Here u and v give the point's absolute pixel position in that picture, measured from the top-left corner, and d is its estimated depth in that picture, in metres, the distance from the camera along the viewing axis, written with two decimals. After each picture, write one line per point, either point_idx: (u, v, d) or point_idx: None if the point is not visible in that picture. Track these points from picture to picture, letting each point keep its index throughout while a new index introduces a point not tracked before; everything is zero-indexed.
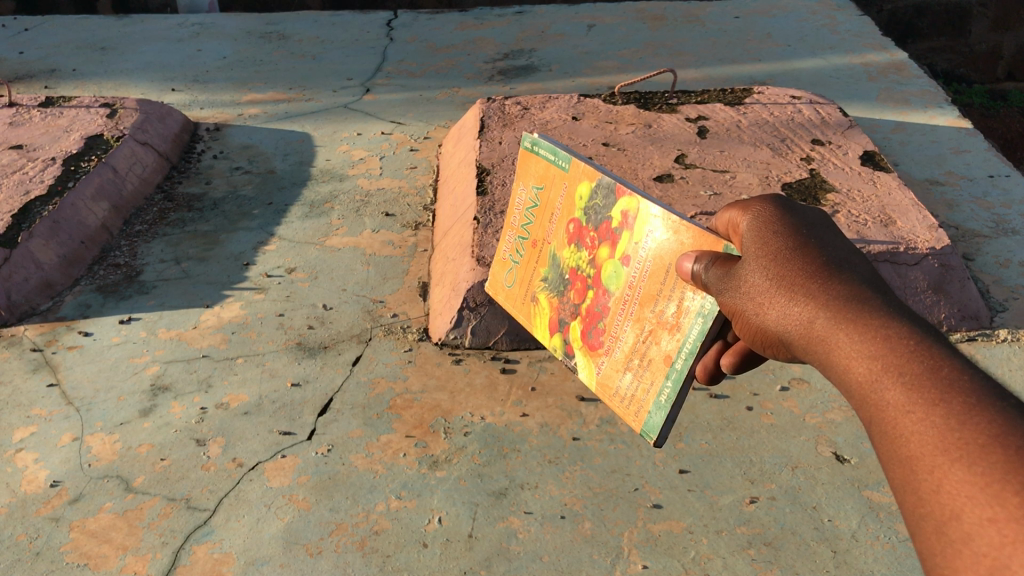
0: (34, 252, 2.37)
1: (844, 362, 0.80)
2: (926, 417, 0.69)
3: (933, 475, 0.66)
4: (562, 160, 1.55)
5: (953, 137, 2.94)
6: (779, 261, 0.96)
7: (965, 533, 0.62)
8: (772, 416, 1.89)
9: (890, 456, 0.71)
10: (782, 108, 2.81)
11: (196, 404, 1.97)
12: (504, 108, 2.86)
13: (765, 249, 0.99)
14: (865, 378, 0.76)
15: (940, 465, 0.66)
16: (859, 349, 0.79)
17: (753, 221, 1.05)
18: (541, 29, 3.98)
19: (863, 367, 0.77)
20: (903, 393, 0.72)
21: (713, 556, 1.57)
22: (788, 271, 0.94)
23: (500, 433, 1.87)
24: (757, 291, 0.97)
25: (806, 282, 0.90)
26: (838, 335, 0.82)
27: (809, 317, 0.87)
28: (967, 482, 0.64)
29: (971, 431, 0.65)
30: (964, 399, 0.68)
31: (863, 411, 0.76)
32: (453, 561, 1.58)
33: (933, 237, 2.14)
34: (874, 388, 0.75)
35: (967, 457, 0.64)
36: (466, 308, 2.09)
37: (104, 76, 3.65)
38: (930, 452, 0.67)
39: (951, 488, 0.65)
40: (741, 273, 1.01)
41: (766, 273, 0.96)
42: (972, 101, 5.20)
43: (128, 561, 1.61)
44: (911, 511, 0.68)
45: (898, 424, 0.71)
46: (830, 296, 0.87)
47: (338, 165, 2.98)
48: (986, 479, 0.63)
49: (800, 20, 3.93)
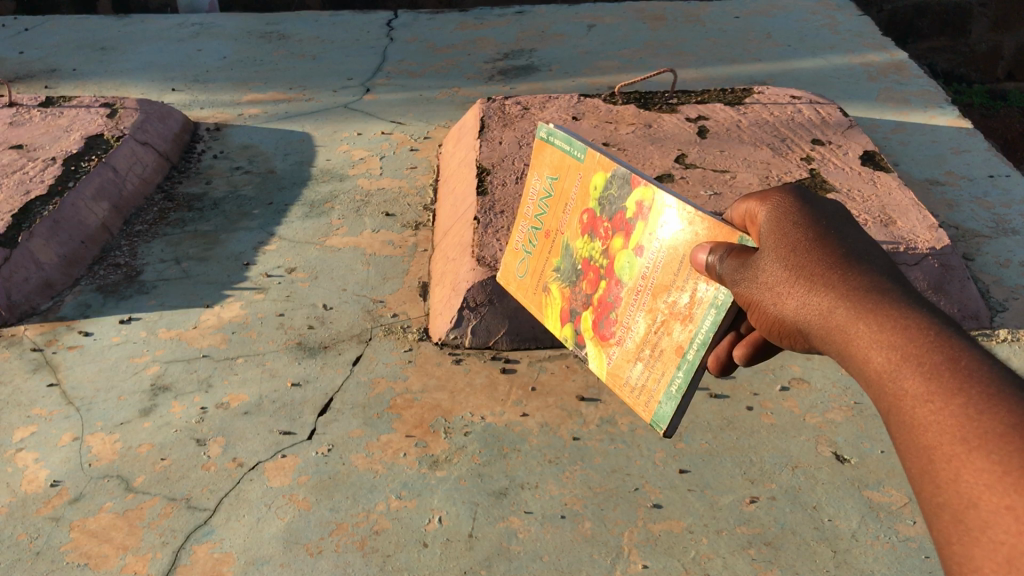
0: (34, 252, 2.37)
1: (863, 351, 0.80)
2: (944, 406, 0.69)
3: (950, 465, 0.67)
4: (577, 151, 1.55)
5: (952, 137, 2.94)
6: (799, 254, 0.95)
7: (983, 521, 0.63)
8: (772, 415, 1.89)
9: (907, 446, 0.71)
10: (782, 108, 2.81)
11: (197, 404, 1.97)
12: (505, 108, 2.86)
13: (783, 240, 0.99)
14: (884, 367, 0.76)
15: (958, 455, 0.66)
16: (879, 338, 0.79)
17: (771, 212, 1.05)
18: (542, 29, 3.98)
19: (883, 357, 0.77)
20: (921, 383, 0.72)
21: (713, 556, 1.57)
22: (805, 263, 0.94)
23: (501, 433, 1.87)
24: (775, 281, 0.97)
25: (825, 274, 0.90)
26: (858, 326, 0.82)
27: (829, 307, 0.87)
28: (985, 471, 0.64)
29: (990, 420, 0.65)
30: (983, 389, 0.68)
31: (880, 401, 0.76)
32: (453, 561, 1.58)
33: (933, 237, 2.14)
34: (893, 377, 0.75)
35: (985, 446, 0.65)
36: (466, 307, 2.08)
37: (105, 76, 3.65)
38: (948, 441, 0.68)
39: (968, 477, 0.65)
40: (757, 264, 1.01)
41: (785, 263, 0.96)
42: (973, 101, 5.22)
43: (128, 561, 1.61)
44: (928, 499, 0.68)
45: (917, 414, 0.71)
46: (850, 286, 0.86)
47: (337, 165, 2.98)
48: (1004, 469, 0.63)
49: (801, 20, 3.93)
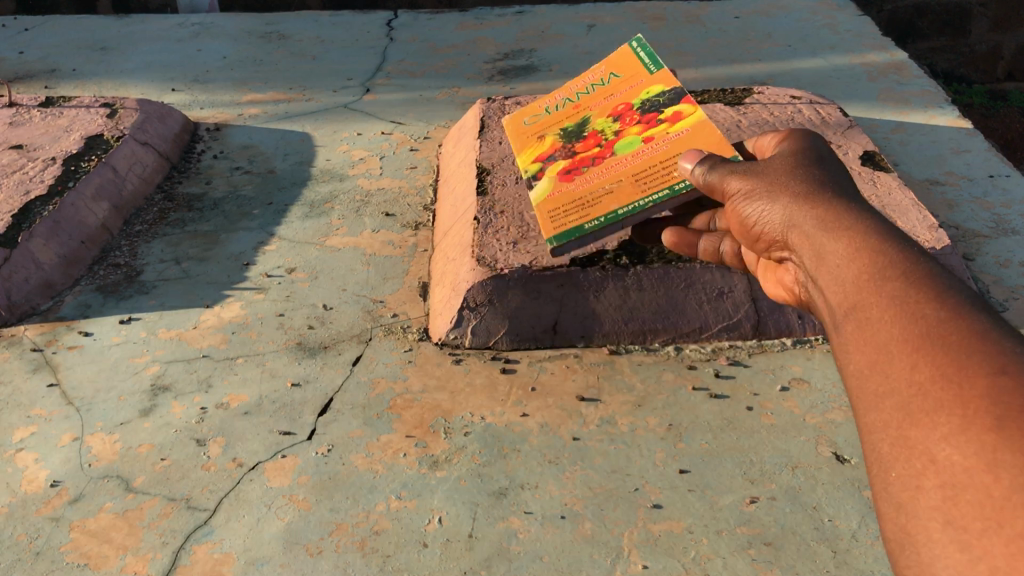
0: (34, 252, 2.37)
1: (897, 310, 0.93)
2: (958, 369, 0.83)
3: (948, 415, 0.81)
4: None
5: (953, 137, 2.94)
6: (851, 227, 1.09)
7: (965, 463, 0.77)
8: (772, 415, 1.89)
9: (911, 392, 0.85)
10: (782, 108, 2.81)
11: (197, 404, 1.97)
12: (504, 108, 2.86)
13: (837, 217, 1.13)
14: (912, 328, 0.90)
15: (957, 406, 0.80)
16: (911, 303, 0.92)
17: (831, 196, 1.19)
18: (542, 29, 3.98)
19: (912, 319, 0.91)
20: (941, 346, 0.86)
21: (713, 556, 1.57)
22: (857, 233, 1.07)
23: (501, 433, 1.87)
24: (824, 244, 1.10)
25: (871, 245, 1.04)
26: (890, 289, 0.96)
27: (868, 271, 1.00)
28: (978, 423, 0.78)
29: (993, 386, 0.79)
30: (995, 361, 0.82)
31: (898, 354, 0.90)
32: (453, 561, 1.58)
33: (933, 237, 2.14)
34: (918, 337, 0.89)
35: (984, 405, 0.78)
36: (466, 308, 2.08)
37: (104, 76, 3.65)
38: (952, 395, 0.81)
39: (961, 425, 0.79)
40: (811, 231, 1.15)
41: (837, 232, 1.10)
42: (972, 101, 5.23)
43: (129, 561, 1.61)
44: (918, 439, 0.82)
45: (932, 372, 0.85)
46: (893, 258, 1.00)
47: (337, 165, 2.98)
48: (992, 423, 0.77)
49: (801, 20, 3.93)
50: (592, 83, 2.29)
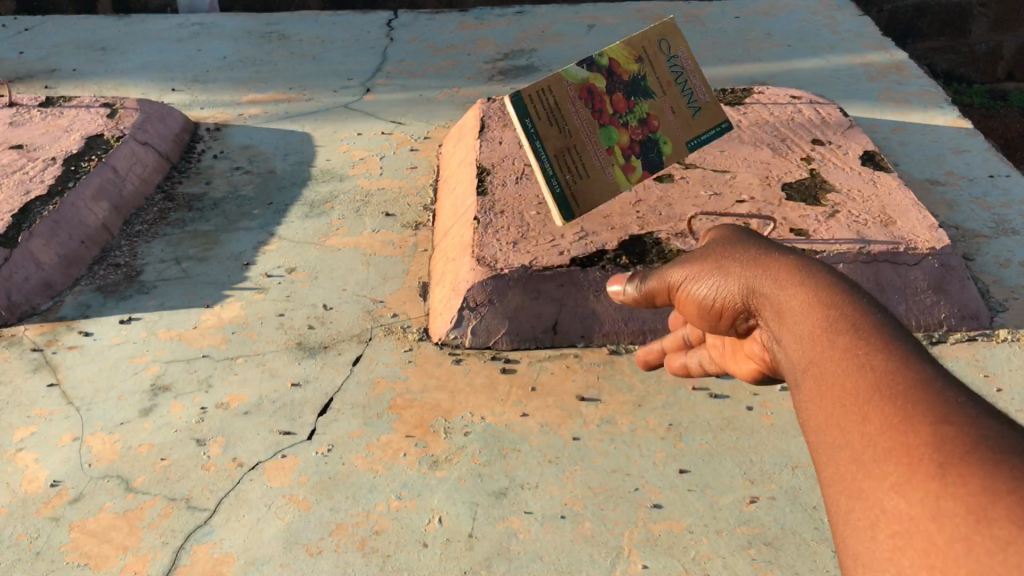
0: (34, 252, 2.37)
1: (839, 368, 0.82)
2: (917, 438, 0.71)
3: (919, 492, 0.69)
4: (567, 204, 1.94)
5: (953, 137, 2.94)
6: (780, 275, 0.97)
7: (946, 550, 0.64)
8: (772, 415, 1.89)
9: (873, 471, 0.73)
10: (782, 108, 2.81)
11: (197, 404, 1.97)
12: (504, 108, 2.86)
13: (764, 263, 1.00)
14: (861, 391, 0.78)
15: (925, 483, 0.68)
16: (855, 361, 0.81)
17: (751, 242, 1.07)
18: (542, 29, 3.98)
19: (859, 379, 0.79)
20: (893, 411, 0.75)
21: (713, 556, 1.58)
22: (785, 283, 0.95)
23: (501, 433, 1.87)
24: (761, 295, 0.98)
25: (803, 291, 0.92)
26: (831, 345, 0.84)
27: (807, 325, 0.88)
28: (954, 501, 0.66)
29: (961, 456, 0.68)
30: (954, 425, 0.70)
31: (850, 420, 0.78)
32: (453, 561, 1.58)
33: (933, 237, 2.14)
34: (870, 400, 0.77)
35: (953, 478, 0.67)
36: (466, 308, 2.08)
37: (105, 76, 3.65)
38: (918, 470, 0.70)
39: (936, 505, 0.67)
40: (740, 282, 1.02)
41: (766, 280, 0.98)
42: (972, 102, 5.25)
43: (128, 560, 1.61)
44: (887, 524, 0.70)
45: (890, 442, 0.73)
46: (827, 305, 0.88)
47: (337, 165, 2.98)
48: (968, 505, 0.65)
49: (801, 20, 3.93)
50: (665, 40, 2.02)
